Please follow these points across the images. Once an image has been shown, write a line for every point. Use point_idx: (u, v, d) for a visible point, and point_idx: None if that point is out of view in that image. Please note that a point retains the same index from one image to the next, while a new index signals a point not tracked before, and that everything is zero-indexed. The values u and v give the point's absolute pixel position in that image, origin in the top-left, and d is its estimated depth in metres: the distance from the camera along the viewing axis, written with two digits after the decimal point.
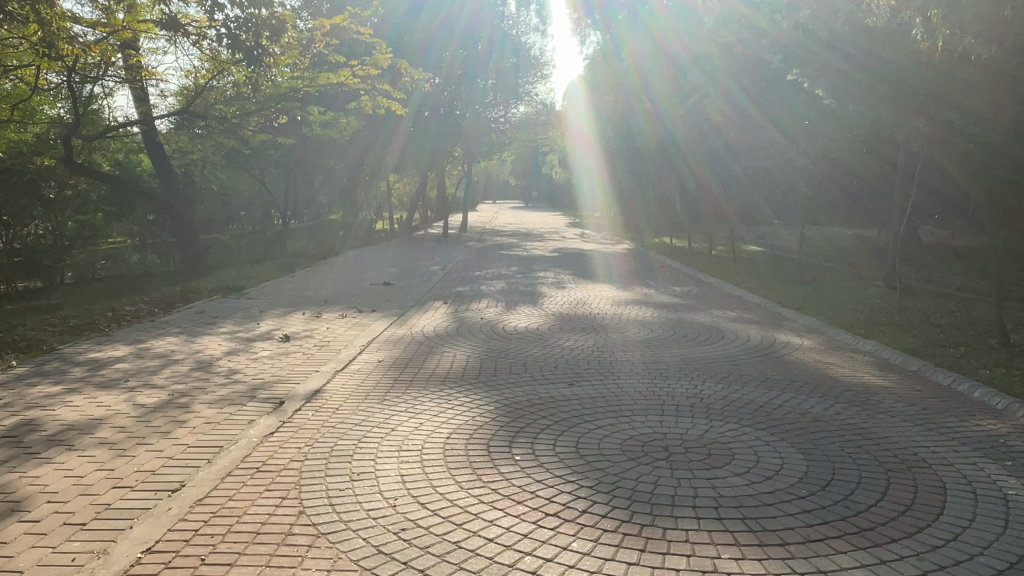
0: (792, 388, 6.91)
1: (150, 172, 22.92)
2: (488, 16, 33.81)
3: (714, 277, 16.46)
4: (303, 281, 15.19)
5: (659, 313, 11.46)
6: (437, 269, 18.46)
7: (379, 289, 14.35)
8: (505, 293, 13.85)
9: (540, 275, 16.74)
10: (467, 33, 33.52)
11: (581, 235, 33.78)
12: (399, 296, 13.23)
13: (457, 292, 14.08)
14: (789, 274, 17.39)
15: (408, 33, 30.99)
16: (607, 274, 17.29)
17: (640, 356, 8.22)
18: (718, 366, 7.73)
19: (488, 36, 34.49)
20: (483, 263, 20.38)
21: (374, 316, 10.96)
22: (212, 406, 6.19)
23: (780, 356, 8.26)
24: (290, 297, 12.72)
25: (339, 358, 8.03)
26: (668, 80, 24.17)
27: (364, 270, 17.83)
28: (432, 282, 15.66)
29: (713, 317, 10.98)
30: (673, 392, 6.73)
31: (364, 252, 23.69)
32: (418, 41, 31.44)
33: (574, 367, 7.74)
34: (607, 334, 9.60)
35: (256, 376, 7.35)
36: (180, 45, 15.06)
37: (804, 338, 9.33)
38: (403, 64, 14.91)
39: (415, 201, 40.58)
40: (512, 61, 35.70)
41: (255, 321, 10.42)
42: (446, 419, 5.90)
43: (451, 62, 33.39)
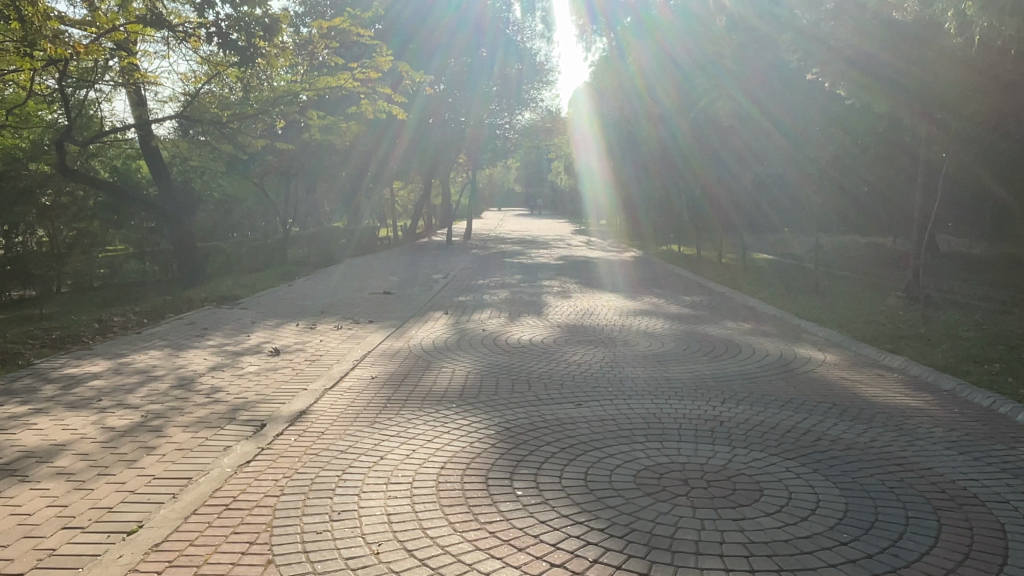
0: (819, 410, 6.36)
1: (146, 179, 22.51)
2: (492, 22, 33.34)
3: (725, 286, 15.90)
4: (300, 290, 14.69)
5: (669, 325, 10.92)
6: (439, 278, 17.94)
7: (378, 298, 13.87)
8: (509, 303, 13.35)
9: (545, 284, 16.20)
10: (471, 39, 33.06)
11: (587, 243, 33.27)
12: (398, 306, 12.75)
13: (459, 301, 13.58)
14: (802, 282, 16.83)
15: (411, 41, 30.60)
16: (614, 283, 16.75)
17: (650, 373, 7.66)
18: (736, 384, 7.18)
19: (492, 43, 33.96)
20: (486, 271, 19.86)
21: (370, 328, 10.47)
22: (187, 429, 5.69)
23: (802, 373, 7.70)
24: (285, 307, 12.23)
25: (330, 374, 7.52)
26: (672, 86, 23.64)
27: (364, 279, 17.33)
28: (434, 291, 15.13)
29: (726, 330, 10.44)
30: (689, 414, 6.18)
31: (366, 260, 23.21)
32: (422, 47, 31.01)
33: (580, 386, 7.18)
34: (615, 349, 9.05)
35: (240, 394, 6.84)
36: (175, 47, 14.61)
37: (826, 353, 8.78)
38: (403, 67, 14.43)
39: (419, 208, 40.14)
40: (516, 67, 35.23)
41: (245, 333, 9.93)
42: (440, 446, 5.36)
43: (456, 69, 32.92)
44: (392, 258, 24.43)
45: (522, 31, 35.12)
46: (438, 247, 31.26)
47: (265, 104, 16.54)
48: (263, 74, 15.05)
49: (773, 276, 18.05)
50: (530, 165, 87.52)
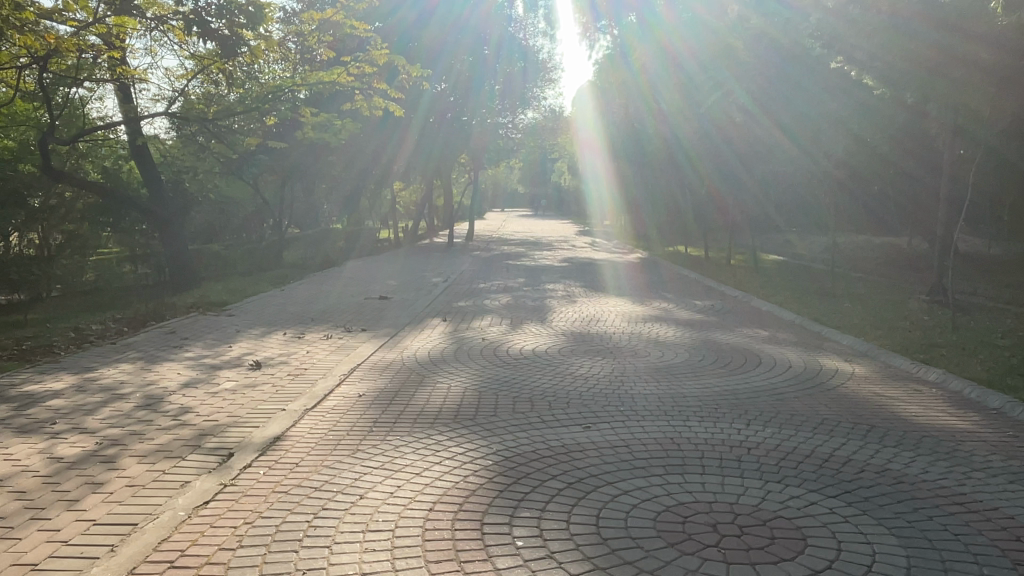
0: (857, 433, 5.65)
1: (136, 181, 21.91)
2: (496, 21, 32.40)
3: (737, 289, 15.20)
4: (293, 296, 14.02)
5: (682, 332, 10.24)
6: (439, 281, 17.25)
7: (374, 304, 13.22)
8: (511, 309, 12.67)
9: (549, 288, 15.51)
10: (475, 40, 32.39)
11: (591, 244, 32.55)
12: (393, 313, 12.08)
13: (459, 306, 12.92)
14: (817, 285, 16.11)
15: (415, 43, 29.98)
16: (621, 286, 16.03)
17: (664, 389, 6.96)
18: (761, 403, 6.47)
19: (495, 42, 33.07)
20: (488, 274, 19.17)
21: (363, 337, 9.80)
22: (143, 461, 5.02)
23: (832, 389, 6.99)
24: (275, 315, 11.56)
25: (313, 392, 6.82)
26: (675, 86, 22.96)
27: (361, 283, 16.65)
28: (433, 296, 14.44)
29: (743, 338, 9.75)
30: (712, 439, 5.47)
31: (365, 263, 22.55)
32: (423, 46, 30.32)
33: (587, 404, 6.47)
34: (625, 360, 8.35)
35: (210, 415, 6.17)
36: (162, 42, 13.95)
37: (854, 364, 8.08)
38: (400, 61, 13.76)
39: (420, 209, 39.47)
40: (519, 67, 34.51)
41: (228, 343, 9.27)
42: (430, 480, 4.67)
43: (458, 69, 32.15)
44: (392, 260, 23.79)
45: (525, 30, 34.38)
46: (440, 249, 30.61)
47: (257, 103, 15.89)
48: (253, 70, 14.40)
49: (786, 278, 17.34)
50: (532, 165, 86.78)
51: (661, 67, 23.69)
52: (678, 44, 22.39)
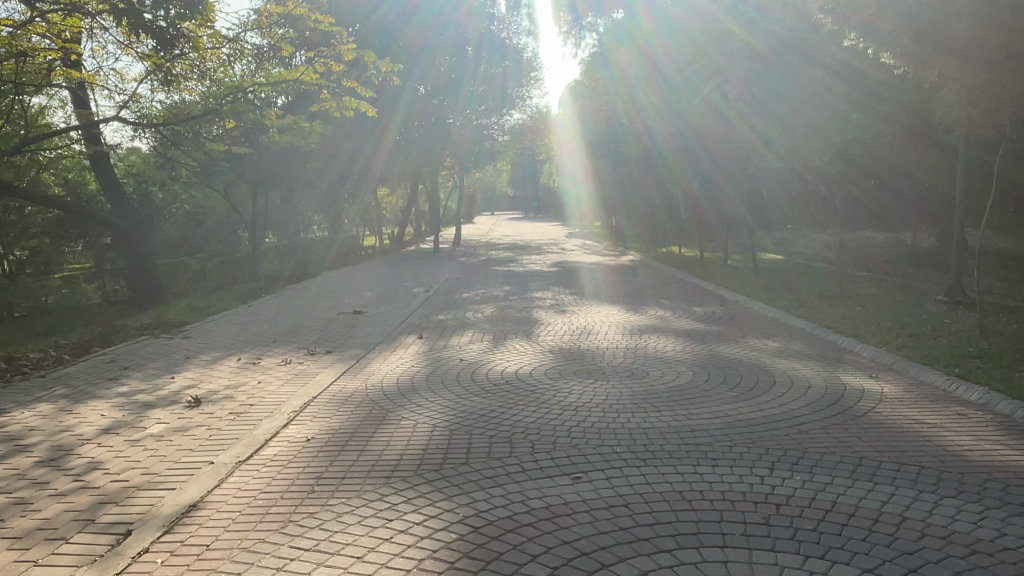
0: (907, 478, 4.62)
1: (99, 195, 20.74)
2: (478, 20, 31.57)
3: (737, 293, 14.22)
4: (259, 313, 12.96)
5: (682, 345, 9.23)
6: (420, 291, 16.22)
7: (347, 319, 12.17)
8: (495, 321, 11.63)
9: (536, 297, 14.52)
10: (457, 42, 31.39)
11: (582, 246, 31.56)
12: (364, 330, 11.02)
13: (438, 320, 11.88)
14: (821, 285, 15.13)
15: (398, 42, 29.15)
16: (612, 293, 15.06)
17: (667, 422, 5.93)
18: (784, 438, 5.44)
19: (477, 42, 32.18)
20: (473, 282, 18.15)
21: (326, 361, 8.73)
22: (14, 547, 3.96)
23: (864, 416, 5.97)
24: (234, 337, 10.51)
25: (253, 436, 5.75)
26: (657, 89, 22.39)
27: (337, 295, 15.64)
28: (412, 308, 13.41)
29: (749, 351, 8.77)
30: (731, 493, 4.42)
31: (344, 272, 21.49)
32: (406, 49, 29.40)
33: (577, 444, 5.42)
34: (620, 382, 7.31)
35: (122, 473, 5.10)
36: (112, 40, 12.90)
37: (881, 382, 7.07)
38: (368, 56, 12.76)
39: (406, 215, 38.45)
40: (502, 68, 33.53)
41: (173, 373, 8.22)
42: (373, 570, 3.60)
43: (440, 70, 31.16)
44: (374, 269, 22.75)
45: (508, 30, 33.30)
46: (425, 255, 29.58)
47: (221, 108, 14.88)
48: (211, 70, 13.36)
49: (788, 279, 16.39)
50: (521, 166, 85.89)
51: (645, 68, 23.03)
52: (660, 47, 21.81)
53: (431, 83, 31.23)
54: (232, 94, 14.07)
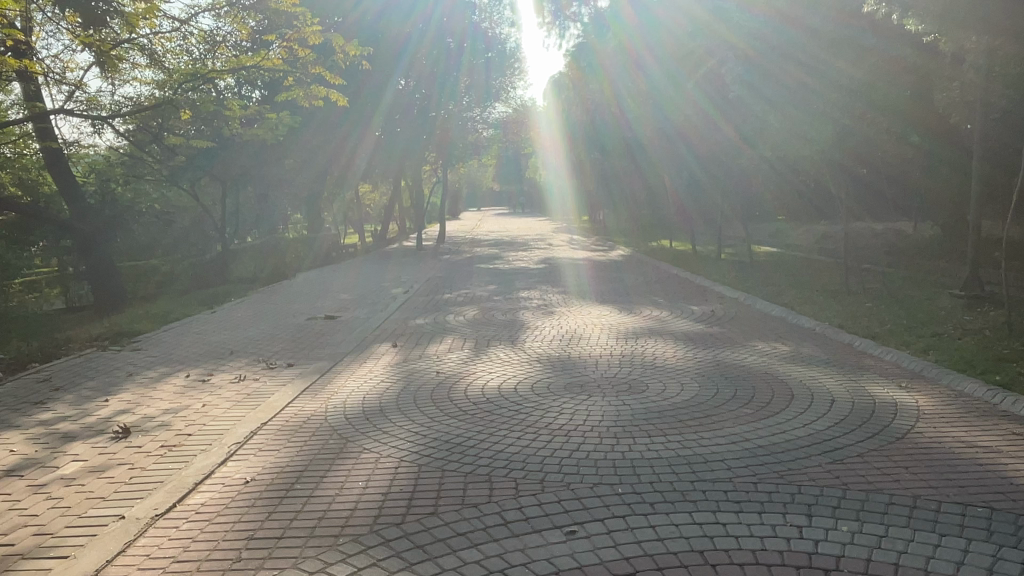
0: (978, 528, 3.75)
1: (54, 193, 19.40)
2: (460, 12, 30.59)
3: (735, 289, 13.37)
4: (224, 319, 11.96)
5: (684, 352, 8.31)
6: (400, 293, 15.27)
7: (315, 326, 11.16)
8: (477, 325, 10.65)
9: (523, 297, 13.59)
10: (438, 35, 30.36)
11: (569, 241, 30.66)
12: (332, 338, 10.02)
13: (415, 325, 10.89)
14: (823, 279, 14.32)
15: (379, 39, 28.18)
16: (602, 291, 14.18)
17: (674, 449, 5.02)
18: (816, 470, 4.56)
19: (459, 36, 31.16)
20: (457, 281, 17.20)
21: (284, 377, 7.73)
22: None
23: (903, 439, 5.11)
24: (190, 348, 9.52)
25: (180, 479, 4.80)
26: (643, 85, 21.80)
27: (311, 298, 14.65)
28: (389, 312, 12.46)
29: (759, 359, 7.85)
30: (765, 553, 3.52)
31: (322, 273, 20.49)
32: (388, 44, 28.39)
33: (568, 481, 4.52)
34: (617, 397, 6.40)
35: (9, 533, 4.12)
36: (55, 25, 11.88)
37: (915, 394, 6.20)
38: (334, 40, 11.75)
39: (388, 212, 37.38)
40: (484, 60, 32.56)
41: (108, 395, 7.20)
42: None
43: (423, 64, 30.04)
44: (353, 268, 21.72)
45: (490, 21, 32.14)
46: (408, 253, 28.55)
47: (178, 100, 13.80)
48: (163, 54, 12.31)
49: (788, 273, 15.55)
50: (506, 161, 84.79)
51: (627, 69, 22.54)
52: (640, 48, 21.32)
53: (412, 80, 30.27)
54: (188, 83, 12.99)
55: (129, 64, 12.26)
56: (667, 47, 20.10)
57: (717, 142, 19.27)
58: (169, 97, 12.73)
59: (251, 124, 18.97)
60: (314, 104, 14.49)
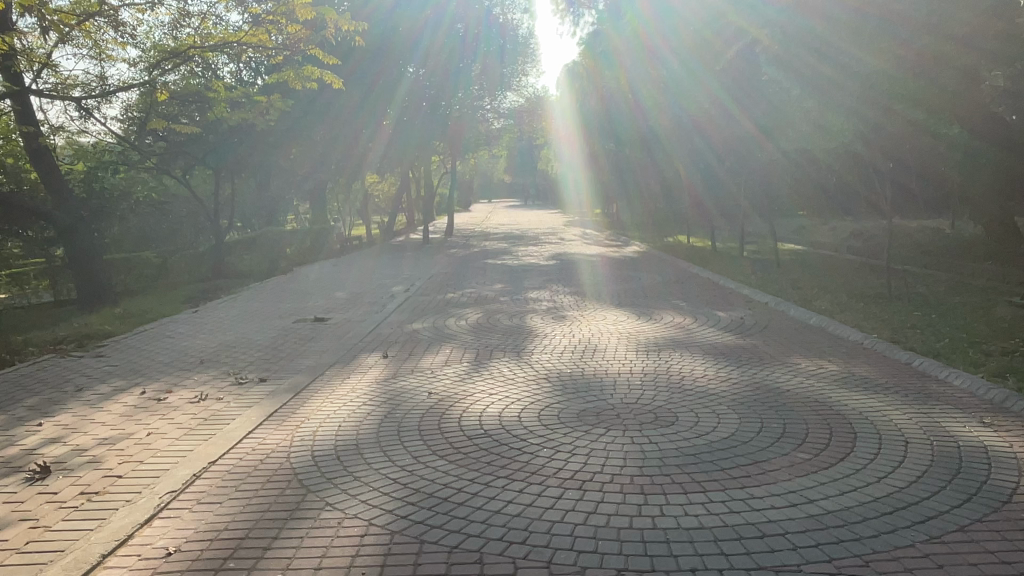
0: None
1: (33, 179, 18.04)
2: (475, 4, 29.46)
3: (763, 292, 12.23)
4: (204, 320, 10.90)
5: (716, 372, 7.16)
6: (399, 291, 14.15)
7: (299, 330, 10.08)
8: (478, 333, 9.52)
9: (532, 298, 12.44)
10: (450, 33, 29.36)
11: (581, 236, 29.47)
12: (316, 346, 8.93)
13: (410, 331, 9.77)
14: (858, 282, 13.14)
15: (392, 34, 27.14)
16: (618, 292, 13.04)
17: (717, 516, 3.90)
18: (913, 558, 3.45)
19: (474, 30, 30.12)
20: (462, 278, 16.07)
21: (250, 396, 6.64)
22: None
23: (1015, 506, 3.98)
24: (156, 357, 8.46)
25: (84, 549, 3.75)
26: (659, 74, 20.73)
27: (303, 296, 13.55)
28: (384, 314, 11.35)
29: (804, 382, 6.69)
30: None
31: (321, 268, 19.42)
32: (404, 39, 27.46)
33: (584, 565, 3.44)
34: (640, 433, 5.28)
35: None
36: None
37: (1008, 438, 5.05)
38: (326, 14, 10.61)
39: (395, 203, 36.30)
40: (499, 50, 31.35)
41: (42, 418, 6.16)
42: None
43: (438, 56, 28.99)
44: (356, 262, 20.71)
45: (503, 7, 30.81)
46: (414, 246, 27.47)
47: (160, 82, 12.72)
48: (136, 30, 11.21)
49: (820, 274, 14.37)
50: (518, 151, 83.44)
51: (640, 59, 21.56)
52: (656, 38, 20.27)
53: (426, 75, 29.21)
54: (167, 61, 11.88)
55: (98, 41, 11.17)
56: (684, 36, 19.02)
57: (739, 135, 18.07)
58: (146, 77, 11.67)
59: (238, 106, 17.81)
60: (307, 85, 13.34)
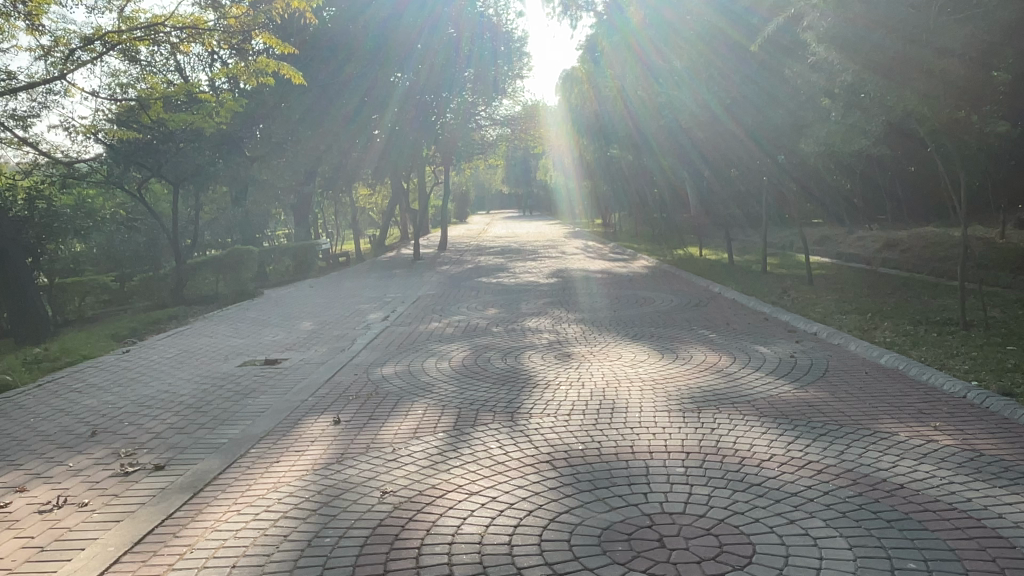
0: None
1: None
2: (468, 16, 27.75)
3: (805, 317, 10.23)
4: (130, 366, 8.90)
5: (785, 448, 5.14)
6: (376, 319, 12.16)
7: (236, 380, 8.03)
8: (460, 382, 7.45)
9: (530, 328, 10.46)
10: (446, 45, 27.26)
11: (584, 249, 27.54)
12: (249, 408, 6.88)
13: (376, 381, 7.70)
14: (915, 302, 11.13)
15: (388, 50, 25.12)
16: (630, 319, 11.04)
17: None
18: None
19: (469, 43, 28.27)
20: (449, 302, 14.06)
21: (125, 501, 4.64)
22: None
23: None
24: (40, 426, 6.45)
25: None
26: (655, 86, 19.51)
27: (262, 328, 11.56)
28: (352, 352, 9.36)
29: (918, 471, 4.65)
30: None
31: (294, 290, 17.42)
32: (400, 51, 25.47)
33: None
34: None
35: None
36: None
37: None
38: None
39: (386, 216, 34.38)
40: (495, 64, 29.51)
41: None
42: None
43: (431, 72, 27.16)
44: (335, 284, 18.73)
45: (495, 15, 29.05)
46: (403, 263, 25.50)
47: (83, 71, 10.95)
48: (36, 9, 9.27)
49: (864, 293, 12.39)
50: (516, 161, 81.68)
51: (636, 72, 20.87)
52: (651, 50, 19.33)
53: (428, 90, 27.42)
54: (82, 51, 9.96)
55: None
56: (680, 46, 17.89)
57: (755, 140, 16.26)
58: (58, 68, 9.77)
59: (176, 106, 16.04)
60: (256, 78, 11.40)
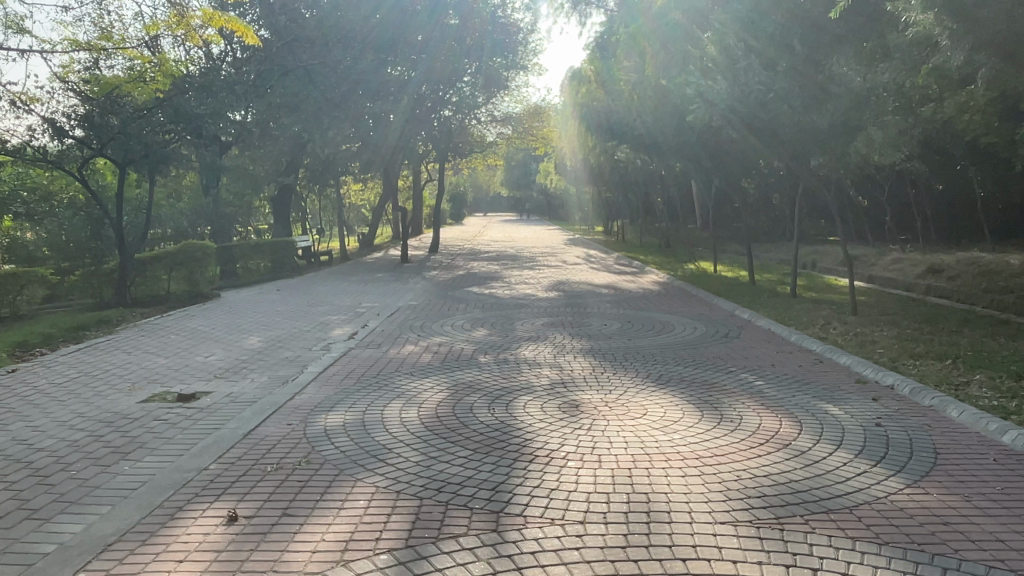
0: None
1: None
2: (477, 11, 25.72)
3: (871, 362, 8.14)
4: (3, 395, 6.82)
5: None
6: (339, 338, 10.08)
7: (124, 427, 5.91)
8: (427, 448, 5.34)
9: (525, 363, 8.38)
10: (446, 36, 25.01)
11: (587, 259, 25.49)
12: (118, 480, 4.78)
13: (314, 440, 5.58)
14: (997, 346, 9.07)
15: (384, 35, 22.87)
16: (646, 352, 9.00)
17: None
18: None
19: (472, 41, 26.13)
20: (432, 317, 11.97)
21: None
22: None
23: None
24: None
25: None
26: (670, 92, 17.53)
27: (199, 344, 9.48)
28: (296, 385, 7.29)
29: None
30: None
31: (258, 294, 15.34)
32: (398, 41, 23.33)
33: None
34: None
35: None
36: None
37: None
38: None
39: (376, 215, 32.27)
40: (497, 62, 27.39)
41: None
42: None
43: (435, 68, 25.01)
44: (306, 287, 16.59)
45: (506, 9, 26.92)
46: (388, 265, 23.31)
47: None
48: None
49: (925, 330, 10.37)
50: (517, 163, 79.58)
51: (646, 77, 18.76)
52: (666, 56, 17.44)
53: (427, 83, 25.25)
54: None
55: None
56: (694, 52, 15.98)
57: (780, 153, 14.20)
58: None
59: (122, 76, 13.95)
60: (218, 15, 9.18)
